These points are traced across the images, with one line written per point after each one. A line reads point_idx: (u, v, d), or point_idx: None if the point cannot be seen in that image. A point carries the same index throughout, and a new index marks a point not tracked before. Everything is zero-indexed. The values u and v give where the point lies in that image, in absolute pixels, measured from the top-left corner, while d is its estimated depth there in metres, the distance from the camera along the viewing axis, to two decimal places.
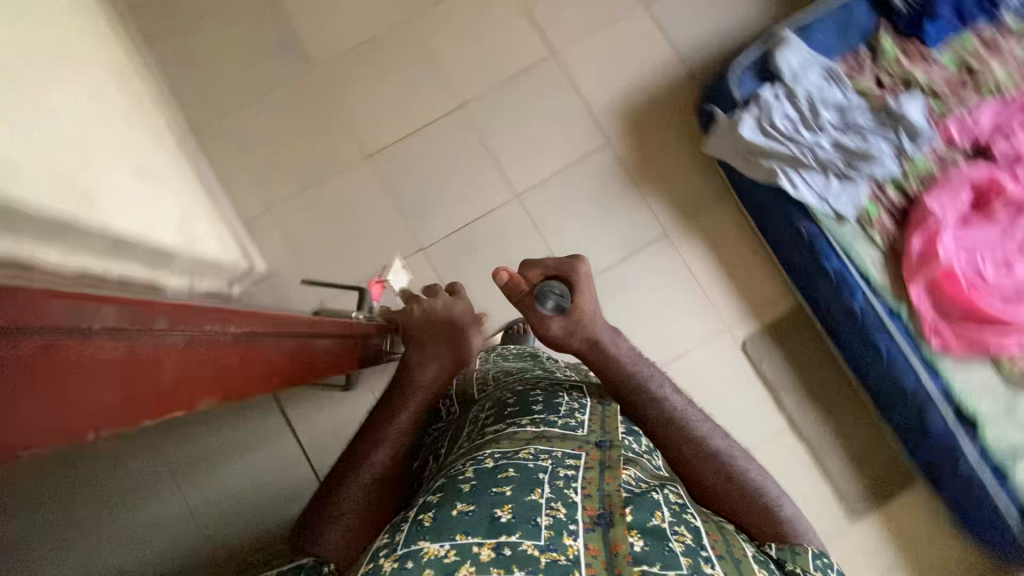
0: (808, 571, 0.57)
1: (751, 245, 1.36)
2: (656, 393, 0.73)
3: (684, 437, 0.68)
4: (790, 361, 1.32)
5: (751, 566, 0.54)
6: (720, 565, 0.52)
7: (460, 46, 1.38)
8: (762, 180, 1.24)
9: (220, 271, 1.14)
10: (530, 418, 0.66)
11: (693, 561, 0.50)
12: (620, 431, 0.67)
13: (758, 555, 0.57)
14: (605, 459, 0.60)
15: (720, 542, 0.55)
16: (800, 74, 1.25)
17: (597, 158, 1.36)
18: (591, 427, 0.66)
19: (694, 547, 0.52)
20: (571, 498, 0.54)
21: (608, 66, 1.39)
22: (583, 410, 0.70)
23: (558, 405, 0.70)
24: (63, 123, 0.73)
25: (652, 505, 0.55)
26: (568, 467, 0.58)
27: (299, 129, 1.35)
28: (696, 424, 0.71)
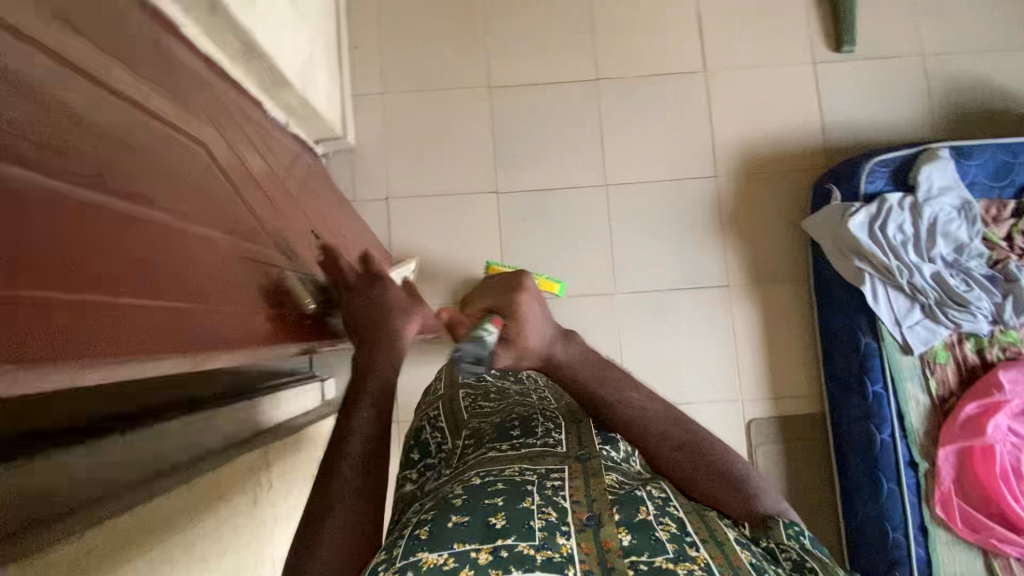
0: (780, 544, 0.58)
1: (803, 334, 1.30)
2: (614, 398, 0.72)
3: (651, 433, 0.70)
4: (789, 465, 1.27)
5: (735, 549, 0.53)
6: (706, 547, 0.51)
7: (614, 22, 1.36)
8: (846, 278, 1.19)
9: (313, 122, 1.18)
10: (511, 444, 0.66)
11: (679, 546, 0.50)
12: (597, 442, 0.66)
13: (739, 538, 0.56)
14: (586, 468, 0.60)
15: (703, 527, 0.55)
16: (935, 195, 1.18)
17: (697, 185, 1.33)
18: (569, 444, 0.66)
19: (679, 534, 0.52)
20: (561, 504, 0.54)
21: (750, 106, 1.35)
22: (559, 428, 0.70)
23: (534, 429, 0.70)
24: None
25: (636, 501, 0.55)
26: (552, 479, 0.58)
27: (439, 33, 1.36)
28: (656, 418, 0.71)
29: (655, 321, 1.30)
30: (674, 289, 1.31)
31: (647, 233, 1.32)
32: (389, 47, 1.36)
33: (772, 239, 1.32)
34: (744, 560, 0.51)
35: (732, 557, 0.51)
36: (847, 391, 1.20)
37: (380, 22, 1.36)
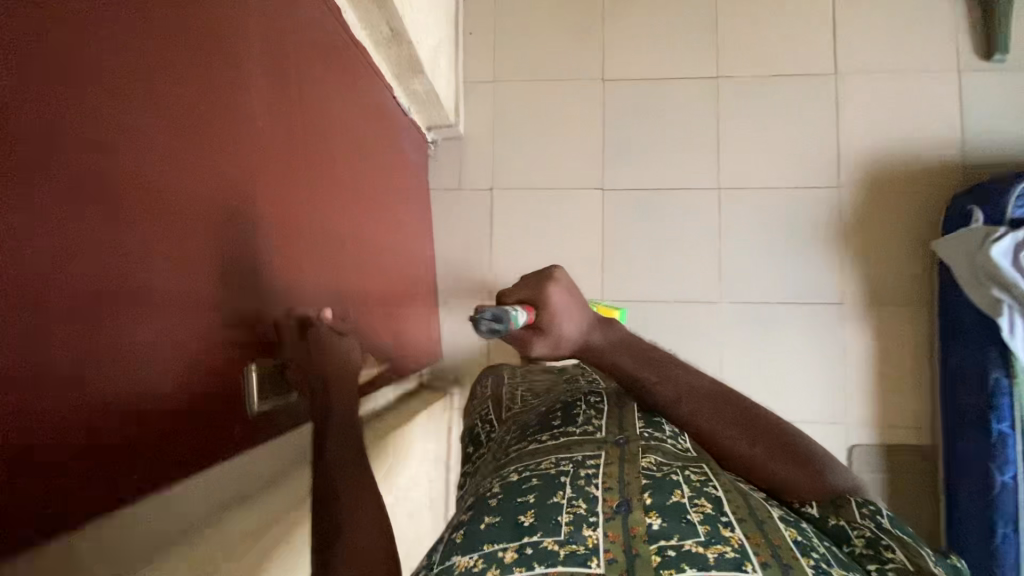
0: (851, 522, 0.51)
1: (921, 363, 1.23)
2: (651, 377, 0.64)
3: (706, 414, 0.61)
4: (891, 496, 1.23)
5: (777, 529, 0.46)
6: (742, 527, 0.45)
7: (740, 15, 1.30)
8: (980, 306, 1.09)
9: (433, 110, 1.19)
10: (551, 434, 0.61)
11: (712, 528, 0.44)
12: (637, 425, 0.60)
13: (786, 516, 0.49)
14: (624, 452, 0.55)
15: (743, 507, 0.48)
16: None
17: (815, 195, 1.27)
18: (609, 426, 0.60)
19: (713, 514, 0.46)
20: (592, 492, 0.49)
21: (881, 114, 1.26)
22: (601, 413, 0.63)
23: (575, 416, 0.63)
24: None
25: (670, 484, 0.49)
26: (583, 463, 0.54)
27: (554, 20, 1.32)
28: (700, 394, 0.63)
29: (759, 335, 1.26)
30: (782, 303, 1.26)
31: (758, 241, 1.27)
32: (501, 32, 1.33)
33: (892, 259, 1.25)
34: (786, 538, 0.45)
35: (773, 537, 0.45)
36: (966, 427, 1.13)
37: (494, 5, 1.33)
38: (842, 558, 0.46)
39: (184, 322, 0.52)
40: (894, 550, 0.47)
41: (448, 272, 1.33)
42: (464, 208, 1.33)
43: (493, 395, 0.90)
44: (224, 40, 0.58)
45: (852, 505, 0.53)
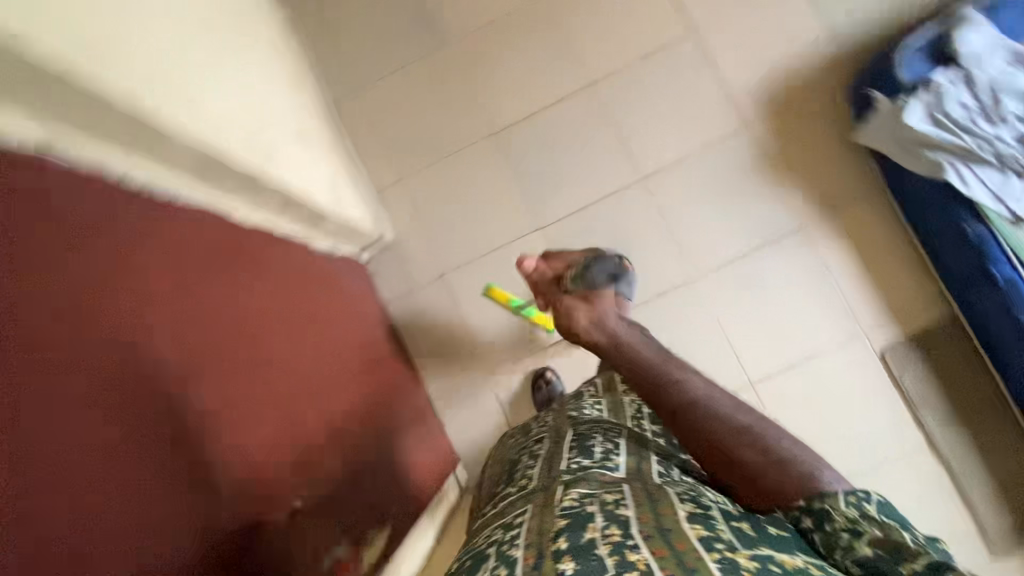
0: (836, 507, 0.58)
1: (900, 247, 1.24)
2: (677, 382, 0.71)
3: (712, 422, 0.66)
4: (940, 382, 1.20)
5: (682, 534, 0.53)
6: (648, 545, 0.51)
7: (589, 19, 1.35)
8: (924, 174, 1.13)
9: (355, 237, 1.20)
10: (499, 503, 0.71)
11: (621, 556, 0.49)
12: (564, 467, 0.70)
13: (695, 515, 0.57)
14: (549, 499, 0.63)
15: (648, 524, 0.55)
16: (983, 58, 1.12)
17: (730, 143, 1.30)
18: (544, 478, 0.70)
19: (621, 541, 0.52)
20: (512, 556, 0.53)
21: (750, 46, 1.31)
22: (541, 464, 0.75)
23: (522, 475, 0.75)
24: (219, 87, 0.78)
25: (583, 521, 0.56)
26: (510, 532, 0.59)
27: (425, 102, 1.37)
28: (719, 404, 0.68)
29: (748, 292, 1.27)
30: (754, 253, 1.27)
31: (703, 208, 1.29)
32: (389, 134, 1.36)
33: (828, 167, 1.27)
34: (690, 539, 0.52)
35: (678, 544, 0.51)
36: (974, 286, 1.12)
37: (372, 113, 1.37)
38: (752, 536, 0.56)
39: (174, 486, 0.57)
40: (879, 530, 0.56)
41: (438, 372, 1.32)
42: (426, 306, 1.33)
43: (489, 467, 0.95)
44: (145, 238, 0.64)
45: (838, 495, 0.59)
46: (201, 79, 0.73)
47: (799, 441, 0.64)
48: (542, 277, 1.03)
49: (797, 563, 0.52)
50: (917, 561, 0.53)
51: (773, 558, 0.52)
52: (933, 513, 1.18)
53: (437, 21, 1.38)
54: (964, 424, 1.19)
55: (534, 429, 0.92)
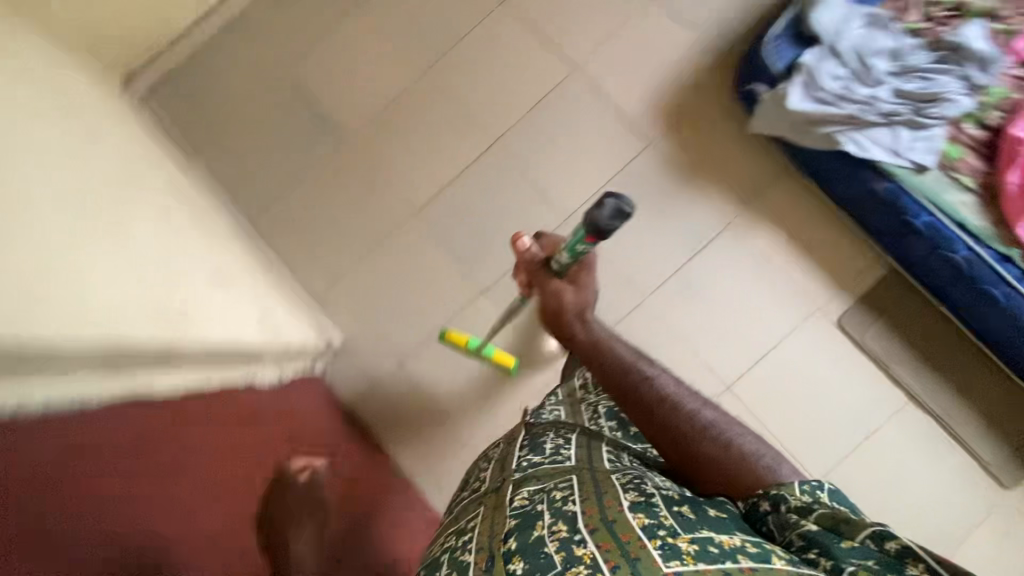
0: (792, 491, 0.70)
1: (826, 217, 1.27)
2: (647, 378, 0.84)
3: (679, 417, 0.80)
4: (902, 334, 1.21)
5: (626, 520, 0.64)
6: (593, 539, 0.63)
7: (476, 84, 1.39)
8: (822, 148, 1.18)
9: (299, 357, 1.19)
10: (463, 505, 0.87)
11: (566, 553, 0.62)
12: (516, 468, 0.85)
13: (640, 501, 0.67)
14: (500, 500, 0.78)
15: (593, 516, 0.66)
16: (841, 30, 1.18)
17: (639, 164, 1.33)
18: (500, 478, 0.85)
19: (567, 537, 0.64)
20: (466, 561, 0.70)
21: (631, 70, 1.36)
22: (501, 462, 0.90)
23: (485, 475, 0.91)
24: (115, 269, 0.77)
25: (533, 522, 0.69)
26: (465, 537, 0.76)
27: (340, 201, 1.38)
28: (687, 403, 0.82)
29: (698, 298, 1.28)
30: (692, 260, 1.29)
31: (631, 231, 1.31)
32: (312, 242, 1.36)
33: (735, 162, 1.31)
34: (635, 529, 0.62)
35: (623, 534, 0.62)
36: (901, 238, 1.16)
37: (290, 226, 1.37)
38: (693, 518, 0.66)
39: None
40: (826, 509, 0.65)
41: (421, 464, 1.27)
42: (392, 400, 1.30)
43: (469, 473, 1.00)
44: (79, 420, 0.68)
45: (796, 485, 0.71)
46: (89, 272, 0.72)
47: (757, 440, 0.79)
48: (537, 256, 0.91)
49: (732, 544, 0.61)
50: (857, 535, 0.62)
51: (710, 539, 0.62)
52: (933, 462, 1.19)
53: (333, 125, 1.41)
54: (937, 370, 1.20)
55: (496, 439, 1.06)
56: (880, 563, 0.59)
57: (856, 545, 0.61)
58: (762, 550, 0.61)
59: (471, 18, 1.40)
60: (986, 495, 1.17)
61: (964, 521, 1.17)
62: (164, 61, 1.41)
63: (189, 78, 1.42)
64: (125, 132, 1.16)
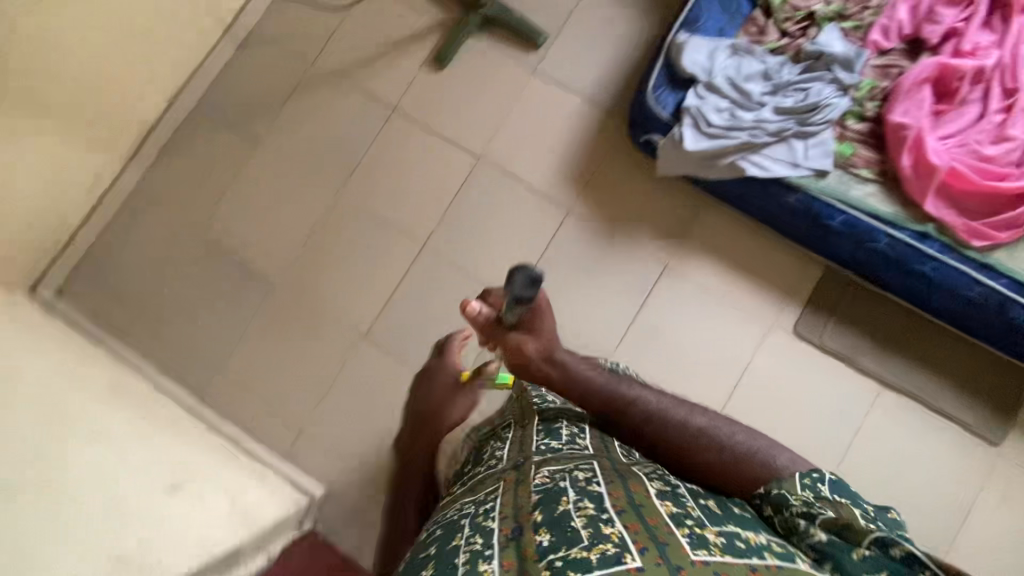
0: (792, 491, 0.72)
1: (753, 234, 1.31)
2: (631, 397, 0.94)
3: (668, 426, 0.88)
4: (855, 324, 1.25)
5: (654, 509, 0.67)
6: (621, 520, 0.63)
7: (392, 190, 1.43)
8: (728, 178, 1.23)
9: (286, 526, 1.14)
10: (472, 483, 0.87)
11: (595, 527, 0.62)
12: (532, 447, 0.86)
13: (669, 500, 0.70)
14: (520, 475, 0.78)
15: (621, 499, 0.68)
16: (711, 66, 1.23)
17: (564, 230, 1.36)
18: (510, 459, 0.85)
19: (595, 514, 0.64)
20: (489, 527, 0.69)
21: (532, 143, 1.40)
22: (505, 448, 0.91)
23: (489, 459, 0.90)
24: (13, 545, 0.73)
25: (557, 497, 0.69)
26: (486, 506, 0.75)
27: (289, 344, 1.37)
28: (674, 412, 0.90)
29: (660, 341, 1.29)
30: (643, 306, 1.31)
31: (578, 293, 1.33)
32: (273, 388, 1.36)
33: (655, 202, 1.34)
34: (662, 515, 0.65)
35: (650, 519, 0.64)
36: (824, 240, 1.21)
37: (248, 377, 1.36)
38: (717, 513, 0.70)
39: None
40: (823, 507, 0.68)
41: None
42: None
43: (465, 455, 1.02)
44: None
45: (795, 480, 0.74)
46: None
47: (752, 436, 0.83)
48: (491, 314, 1.05)
49: (757, 541, 0.64)
50: (865, 544, 0.63)
51: (738, 537, 0.64)
52: (921, 439, 1.22)
53: (264, 266, 1.42)
54: (897, 348, 1.23)
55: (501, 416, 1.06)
56: (889, 572, 0.61)
57: (866, 554, 0.62)
58: (787, 553, 0.62)
59: (372, 130, 1.46)
60: (976, 459, 1.20)
61: (966, 489, 1.20)
62: (84, 249, 1.42)
63: (111, 265, 1.42)
64: (58, 338, 1.15)
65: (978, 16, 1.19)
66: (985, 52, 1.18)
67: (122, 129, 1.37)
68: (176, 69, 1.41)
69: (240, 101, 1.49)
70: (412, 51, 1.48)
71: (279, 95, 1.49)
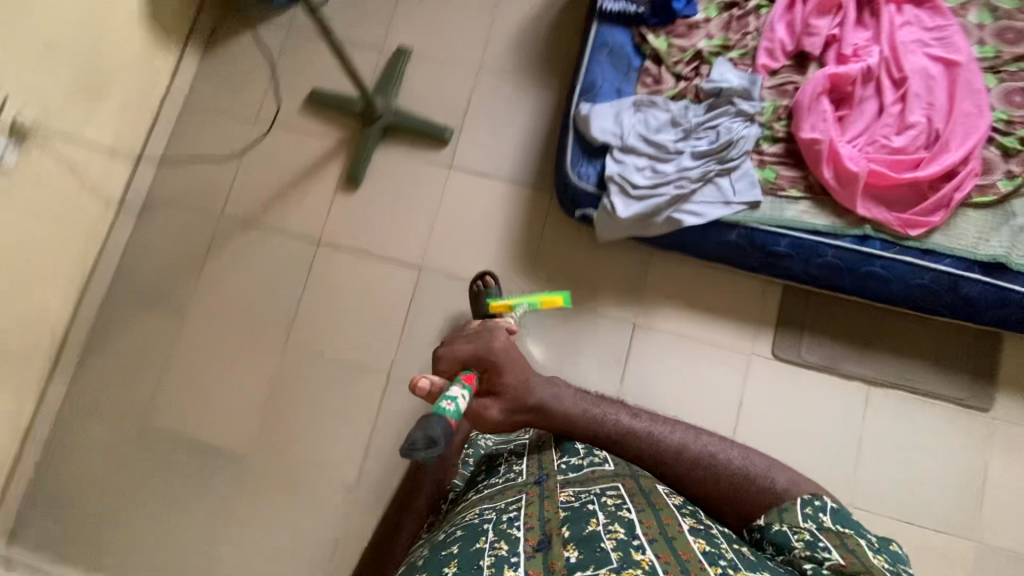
0: (791, 524, 0.83)
1: (706, 272, 1.31)
2: (629, 430, 1.01)
3: (669, 454, 0.98)
4: (827, 333, 1.27)
5: (687, 543, 0.73)
6: (652, 549, 0.70)
7: (342, 324, 1.37)
8: (668, 231, 1.22)
9: None
10: (490, 487, 0.93)
11: (624, 552, 0.70)
12: (554, 463, 0.94)
13: (700, 533, 0.77)
14: (545, 490, 0.85)
15: (652, 527, 0.75)
16: (621, 128, 1.23)
17: (525, 318, 1.33)
18: (530, 473, 0.92)
19: (625, 539, 0.72)
20: (514, 535, 0.75)
21: (468, 239, 1.37)
22: (520, 463, 0.97)
23: (504, 469, 0.97)
24: None
25: (587, 518, 0.76)
26: (510, 514, 0.81)
27: (277, 517, 1.28)
28: (672, 438, 1.00)
29: (651, 402, 1.27)
30: (624, 371, 1.29)
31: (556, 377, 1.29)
32: (275, 570, 1.26)
33: (605, 265, 1.33)
34: (696, 552, 0.71)
35: (682, 551, 0.71)
36: (775, 265, 1.22)
37: (242, 566, 1.26)
38: (752, 559, 0.75)
39: None
40: (828, 549, 0.76)
41: None
42: None
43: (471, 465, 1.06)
44: None
45: (796, 509, 0.86)
46: None
47: (744, 456, 0.97)
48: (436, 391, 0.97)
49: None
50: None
51: None
52: (919, 426, 1.24)
53: (226, 442, 1.32)
54: (872, 345, 1.25)
55: (511, 437, 1.08)
56: None
57: None
58: None
59: (302, 268, 1.39)
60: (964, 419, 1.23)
61: (974, 460, 1.22)
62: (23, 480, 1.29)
63: (59, 489, 1.29)
64: None
65: (849, 19, 1.24)
66: (866, 52, 1.22)
67: (33, 350, 1.25)
68: (75, 266, 1.31)
69: (154, 276, 1.39)
70: (321, 177, 1.42)
71: (192, 258, 1.40)
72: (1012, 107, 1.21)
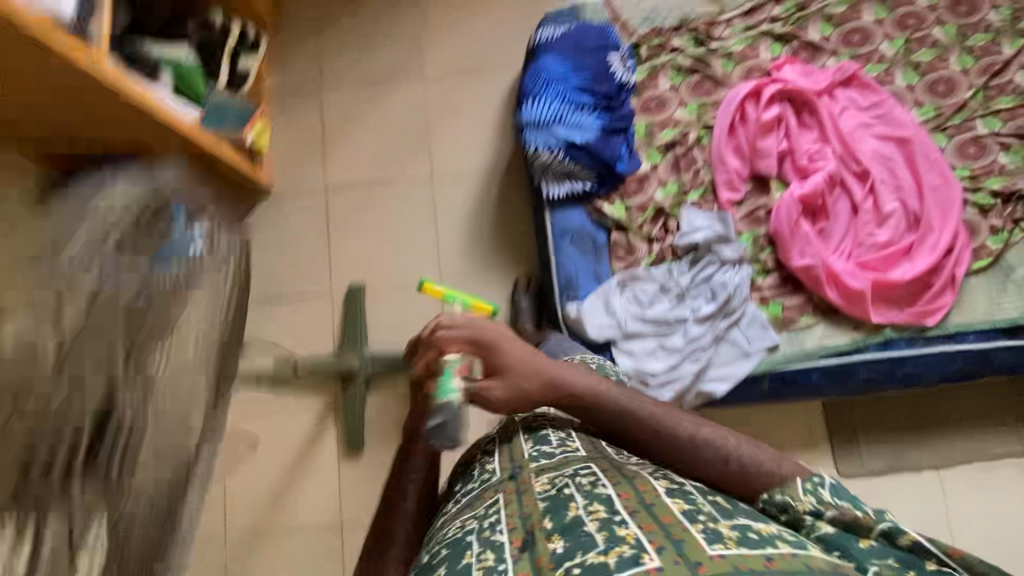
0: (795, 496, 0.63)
1: (746, 415, 1.26)
2: (630, 410, 0.73)
3: (670, 436, 0.71)
4: (881, 435, 1.24)
5: (668, 505, 0.58)
6: (634, 519, 0.55)
7: None
8: (700, 403, 1.15)
9: None
10: (462, 494, 0.72)
11: (609, 531, 0.53)
12: (525, 451, 0.72)
13: (677, 491, 0.61)
14: (521, 486, 0.65)
15: (632, 497, 0.58)
16: (615, 314, 1.16)
17: None
18: (503, 468, 0.71)
19: (608, 516, 0.56)
20: (499, 540, 0.58)
21: None
22: (492, 461, 0.75)
23: (477, 473, 0.75)
24: None
25: (566, 503, 0.60)
26: (489, 518, 0.62)
27: None
28: (684, 427, 0.71)
29: None
30: None
31: None
32: None
33: None
34: (676, 511, 0.56)
35: (663, 514, 0.55)
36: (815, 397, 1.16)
37: None
38: (730, 508, 0.61)
39: None
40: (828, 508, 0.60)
41: None
42: None
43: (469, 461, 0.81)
44: None
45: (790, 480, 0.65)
46: None
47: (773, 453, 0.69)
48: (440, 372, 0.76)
49: (769, 532, 0.56)
50: (871, 531, 0.58)
51: (750, 526, 0.56)
52: (999, 493, 1.22)
53: None
54: (925, 431, 1.23)
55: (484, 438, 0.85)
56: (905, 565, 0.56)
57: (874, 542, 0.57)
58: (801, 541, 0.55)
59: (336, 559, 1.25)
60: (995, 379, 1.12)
61: None
62: None
63: None
64: None
65: (792, 130, 1.21)
66: (820, 157, 1.20)
67: None
68: None
69: None
70: (321, 453, 1.29)
71: None
72: (970, 159, 1.21)
